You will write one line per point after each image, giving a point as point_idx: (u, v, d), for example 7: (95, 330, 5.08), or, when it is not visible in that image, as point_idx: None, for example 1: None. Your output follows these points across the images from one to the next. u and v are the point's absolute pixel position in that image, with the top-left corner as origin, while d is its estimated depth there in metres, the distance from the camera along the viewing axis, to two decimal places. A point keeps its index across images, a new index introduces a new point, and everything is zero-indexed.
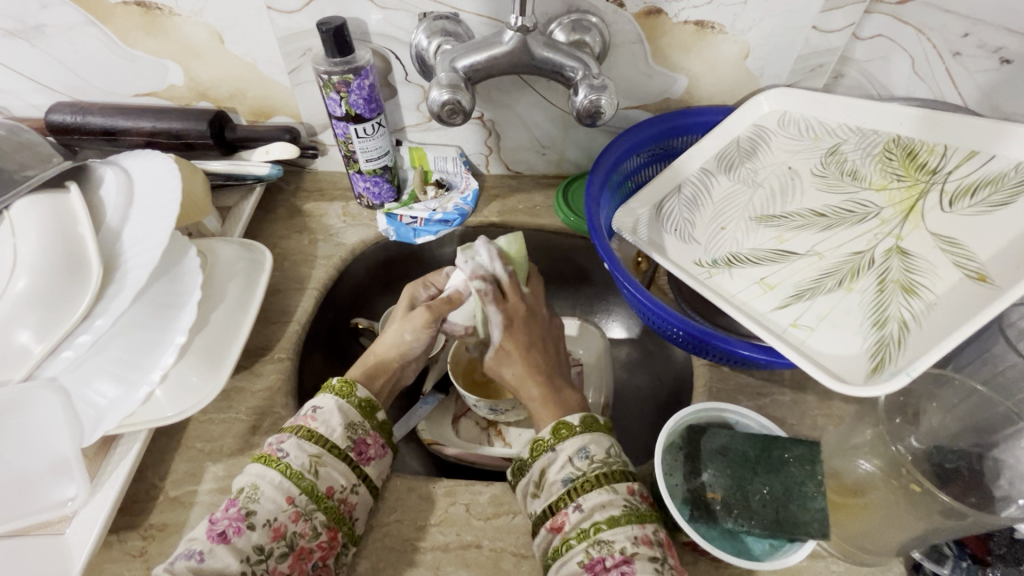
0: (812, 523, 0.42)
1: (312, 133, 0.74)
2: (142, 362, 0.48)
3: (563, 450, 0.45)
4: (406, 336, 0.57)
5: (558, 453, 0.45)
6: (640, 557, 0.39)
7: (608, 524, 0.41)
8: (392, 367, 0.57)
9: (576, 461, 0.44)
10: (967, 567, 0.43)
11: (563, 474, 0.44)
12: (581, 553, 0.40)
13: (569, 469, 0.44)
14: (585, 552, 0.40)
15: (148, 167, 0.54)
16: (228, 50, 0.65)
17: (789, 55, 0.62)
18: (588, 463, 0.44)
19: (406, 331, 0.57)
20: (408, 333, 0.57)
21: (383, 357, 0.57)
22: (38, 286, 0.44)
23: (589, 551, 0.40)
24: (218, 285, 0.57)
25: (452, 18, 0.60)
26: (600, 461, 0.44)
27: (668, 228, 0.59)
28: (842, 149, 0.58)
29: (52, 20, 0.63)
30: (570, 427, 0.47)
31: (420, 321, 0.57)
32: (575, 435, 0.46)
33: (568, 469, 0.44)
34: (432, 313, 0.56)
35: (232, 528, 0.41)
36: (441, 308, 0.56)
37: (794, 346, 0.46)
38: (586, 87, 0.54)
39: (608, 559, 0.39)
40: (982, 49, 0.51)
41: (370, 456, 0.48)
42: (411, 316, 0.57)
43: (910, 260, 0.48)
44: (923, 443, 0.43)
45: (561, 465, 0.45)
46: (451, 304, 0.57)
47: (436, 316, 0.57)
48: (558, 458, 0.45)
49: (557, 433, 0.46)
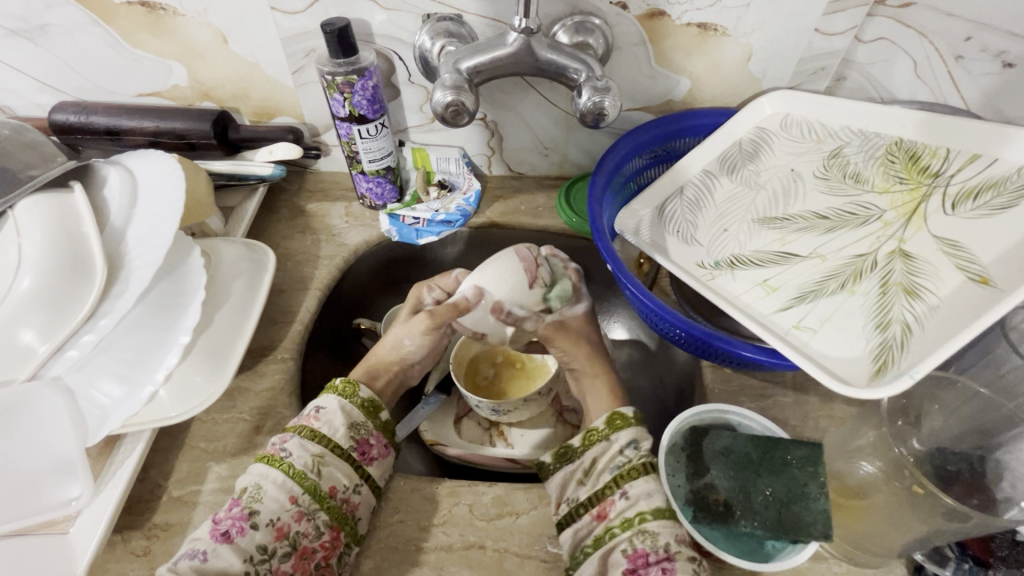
0: (815, 524, 0.42)
1: (315, 134, 0.74)
2: (147, 360, 0.48)
3: (616, 440, 0.47)
4: (407, 341, 0.58)
5: (611, 443, 0.47)
6: (681, 555, 0.40)
7: (654, 516, 0.41)
8: (393, 366, 0.57)
9: (627, 451, 0.46)
10: (969, 568, 0.43)
11: (613, 464, 0.45)
12: (625, 542, 0.41)
13: (618, 458, 0.46)
14: (629, 541, 0.41)
15: (152, 167, 0.54)
16: (232, 51, 0.65)
17: (792, 58, 0.62)
18: (638, 452, 0.45)
19: (406, 337, 0.58)
20: (408, 339, 0.57)
21: (382, 358, 0.58)
22: (43, 286, 0.44)
23: (634, 541, 0.41)
24: (222, 285, 0.57)
25: (456, 19, 0.61)
26: (648, 452, 0.45)
27: (671, 230, 0.59)
28: (844, 152, 0.58)
29: (57, 19, 0.63)
30: (625, 417, 0.48)
31: (421, 327, 0.57)
32: (629, 426, 0.47)
33: (617, 459, 0.46)
34: (436, 319, 0.56)
35: (235, 528, 0.41)
36: (445, 315, 0.55)
37: (796, 348, 0.46)
38: (589, 89, 0.54)
39: (651, 554, 0.40)
40: (984, 52, 0.51)
41: (373, 456, 0.48)
42: (415, 320, 0.58)
43: (913, 262, 0.48)
44: (924, 445, 0.43)
45: (612, 454, 0.46)
46: (456, 310, 0.55)
47: (437, 322, 0.56)
48: (610, 448, 0.46)
49: (612, 424, 0.48)
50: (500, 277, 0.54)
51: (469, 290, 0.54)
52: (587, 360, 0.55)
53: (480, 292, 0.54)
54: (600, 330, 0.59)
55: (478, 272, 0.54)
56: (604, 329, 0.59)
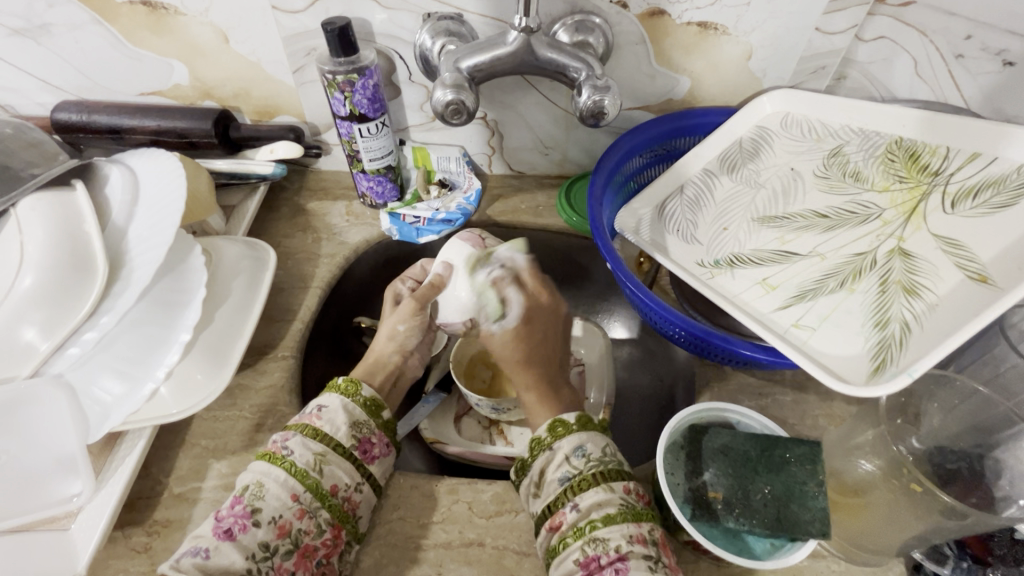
0: (812, 523, 0.42)
1: (316, 133, 0.74)
2: (147, 357, 0.48)
3: (561, 448, 0.46)
4: (400, 328, 0.59)
5: (556, 452, 0.46)
6: (635, 555, 0.39)
7: (603, 522, 0.41)
8: (390, 361, 0.58)
9: (573, 460, 0.45)
10: (967, 567, 0.43)
11: (560, 473, 0.45)
12: (577, 551, 0.40)
13: (565, 467, 0.45)
14: (581, 549, 0.40)
15: (154, 166, 0.54)
16: (233, 50, 0.65)
17: (792, 56, 0.62)
18: (584, 462, 0.45)
19: (399, 324, 0.59)
20: (401, 325, 0.58)
21: (381, 354, 0.58)
22: (45, 283, 0.44)
23: (585, 549, 0.40)
24: (223, 283, 0.57)
25: (456, 18, 0.61)
26: (596, 459, 0.45)
27: (670, 229, 0.59)
28: (844, 151, 0.58)
29: (59, 18, 0.63)
30: (567, 425, 0.48)
31: (408, 311, 0.58)
32: (571, 433, 0.47)
33: (565, 468, 0.45)
34: (419, 300, 0.58)
35: (238, 525, 0.41)
36: (427, 294, 0.59)
37: (795, 347, 0.46)
38: (589, 88, 0.54)
39: (603, 558, 0.40)
40: (984, 51, 0.51)
41: (374, 455, 0.48)
42: (401, 307, 0.59)
43: (912, 261, 0.48)
44: (924, 444, 0.43)
45: (559, 464, 0.45)
46: (434, 287, 0.59)
47: (422, 301, 0.59)
48: (555, 457, 0.46)
49: (554, 432, 0.47)
50: (458, 247, 0.59)
51: (438, 266, 0.59)
52: (519, 366, 0.54)
53: (450, 265, 0.59)
54: (539, 332, 0.56)
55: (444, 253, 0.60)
56: (543, 331, 0.56)
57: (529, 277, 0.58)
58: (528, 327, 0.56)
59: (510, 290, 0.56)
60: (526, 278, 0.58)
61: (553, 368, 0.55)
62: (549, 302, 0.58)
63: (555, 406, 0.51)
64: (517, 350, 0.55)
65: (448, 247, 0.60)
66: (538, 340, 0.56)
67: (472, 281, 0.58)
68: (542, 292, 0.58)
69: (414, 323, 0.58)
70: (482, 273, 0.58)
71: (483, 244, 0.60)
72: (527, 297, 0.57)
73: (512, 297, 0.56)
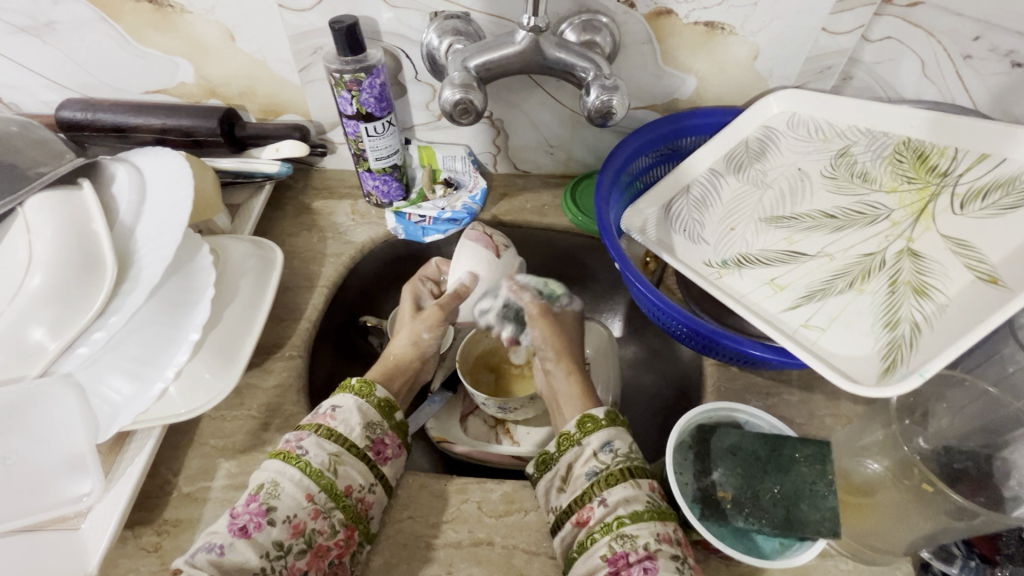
0: (822, 522, 0.42)
1: (321, 132, 0.74)
2: (157, 356, 0.48)
3: (589, 444, 0.47)
4: (424, 335, 0.59)
5: (585, 446, 0.47)
6: (663, 553, 0.40)
7: (632, 519, 0.41)
8: (411, 366, 0.58)
9: (601, 455, 0.46)
10: (975, 566, 0.43)
11: (588, 468, 0.45)
12: (605, 546, 0.41)
13: (593, 462, 0.46)
14: (608, 546, 0.40)
15: (161, 165, 0.54)
16: (239, 48, 0.65)
17: (799, 57, 0.62)
18: (612, 457, 0.45)
19: (422, 330, 0.59)
20: (425, 331, 0.59)
21: (400, 358, 0.58)
22: (54, 282, 0.44)
23: (612, 545, 0.40)
24: (231, 282, 0.57)
25: (463, 17, 0.60)
26: (623, 456, 0.45)
27: (677, 228, 0.59)
28: (852, 151, 0.58)
29: (64, 16, 0.63)
30: (596, 421, 0.48)
31: (433, 320, 0.59)
32: (600, 428, 0.47)
33: (592, 463, 0.46)
34: (444, 310, 0.59)
35: (253, 523, 0.41)
36: (451, 304, 0.59)
37: (804, 347, 0.46)
38: (598, 88, 0.54)
39: (631, 555, 0.40)
40: (993, 53, 0.51)
41: (387, 456, 0.48)
42: (423, 315, 0.59)
43: (921, 262, 0.48)
44: (931, 444, 0.43)
45: (586, 459, 0.46)
46: (457, 297, 0.58)
47: (447, 312, 0.59)
48: (584, 452, 0.46)
49: (584, 428, 0.48)
50: (477, 257, 0.58)
51: (462, 276, 0.58)
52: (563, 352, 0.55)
53: (475, 276, 0.58)
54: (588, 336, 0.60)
55: (461, 263, 0.58)
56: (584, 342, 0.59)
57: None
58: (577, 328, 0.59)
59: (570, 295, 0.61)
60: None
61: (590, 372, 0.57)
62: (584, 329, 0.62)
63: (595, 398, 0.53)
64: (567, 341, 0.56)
65: (459, 255, 0.58)
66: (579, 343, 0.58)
67: (501, 284, 0.58)
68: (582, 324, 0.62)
69: (438, 331, 0.59)
70: (505, 272, 0.59)
71: (497, 256, 0.58)
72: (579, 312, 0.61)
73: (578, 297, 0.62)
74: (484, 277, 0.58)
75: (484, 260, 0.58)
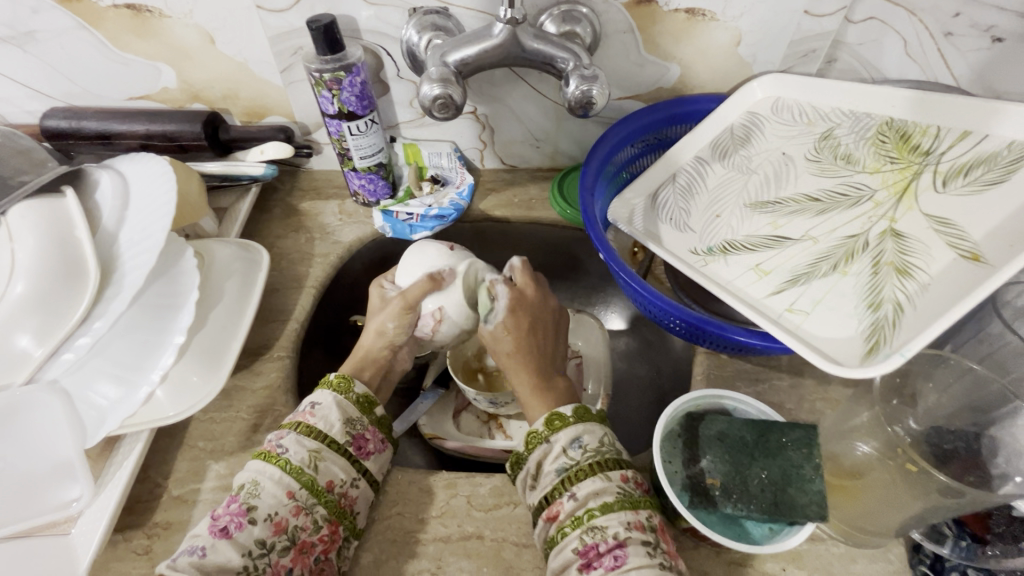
0: (810, 506, 0.42)
1: (306, 133, 0.74)
2: (142, 362, 0.48)
3: (557, 441, 0.46)
4: (389, 326, 0.55)
5: (553, 444, 0.46)
6: (633, 540, 0.40)
7: (601, 511, 0.41)
8: (378, 357, 0.56)
9: (570, 452, 0.45)
10: (966, 546, 0.43)
11: (557, 465, 0.45)
12: (576, 540, 0.41)
13: (562, 459, 0.45)
14: (579, 539, 0.40)
15: (143, 171, 0.54)
16: (219, 52, 0.65)
17: (782, 40, 0.61)
18: (582, 453, 0.45)
19: (388, 322, 0.55)
20: (388, 323, 0.55)
21: (370, 349, 0.56)
22: (37, 291, 0.44)
23: (584, 538, 0.40)
24: (216, 285, 0.57)
25: (442, 12, 0.60)
26: (593, 450, 0.45)
27: (663, 217, 0.59)
28: (835, 134, 0.58)
29: (44, 25, 0.63)
30: (564, 419, 0.47)
31: (396, 310, 0.55)
32: (569, 425, 0.47)
33: (561, 460, 0.45)
34: (408, 299, 0.54)
35: (234, 523, 0.41)
36: (416, 295, 0.54)
37: (788, 330, 0.46)
38: (577, 78, 0.53)
39: (602, 545, 0.40)
40: (974, 28, 0.52)
41: (369, 451, 0.48)
42: (388, 305, 0.56)
43: (904, 241, 0.48)
44: (921, 425, 0.43)
45: (555, 456, 0.45)
46: (432, 286, 0.54)
47: (409, 302, 0.55)
48: (552, 449, 0.46)
49: (551, 425, 0.47)
50: (426, 249, 0.57)
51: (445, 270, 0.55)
52: (513, 357, 0.53)
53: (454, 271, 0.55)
54: (530, 323, 0.54)
55: (445, 255, 0.56)
56: (534, 323, 0.54)
57: (520, 276, 0.56)
58: (518, 319, 0.53)
59: (500, 287, 0.54)
60: (516, 271, 0.56)
61: (547, 351, 0.55)
62: (536, 297, 0.55)
63: (556, 395, 0.51)
64: (512, 343, 0.53)
65: (409, 255, 0.58)
66: (528, 331, 0.53)
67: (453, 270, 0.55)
68: (530, 287, 0.56)
69: (404, 321, 0.55)
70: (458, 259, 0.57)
71: (448, 249, 0.57)
72: (516, 291, 0.54)
73: (499, 293, 0.54)
74: (434, 265, 0.56)
75: (433, 254, 0.57)
